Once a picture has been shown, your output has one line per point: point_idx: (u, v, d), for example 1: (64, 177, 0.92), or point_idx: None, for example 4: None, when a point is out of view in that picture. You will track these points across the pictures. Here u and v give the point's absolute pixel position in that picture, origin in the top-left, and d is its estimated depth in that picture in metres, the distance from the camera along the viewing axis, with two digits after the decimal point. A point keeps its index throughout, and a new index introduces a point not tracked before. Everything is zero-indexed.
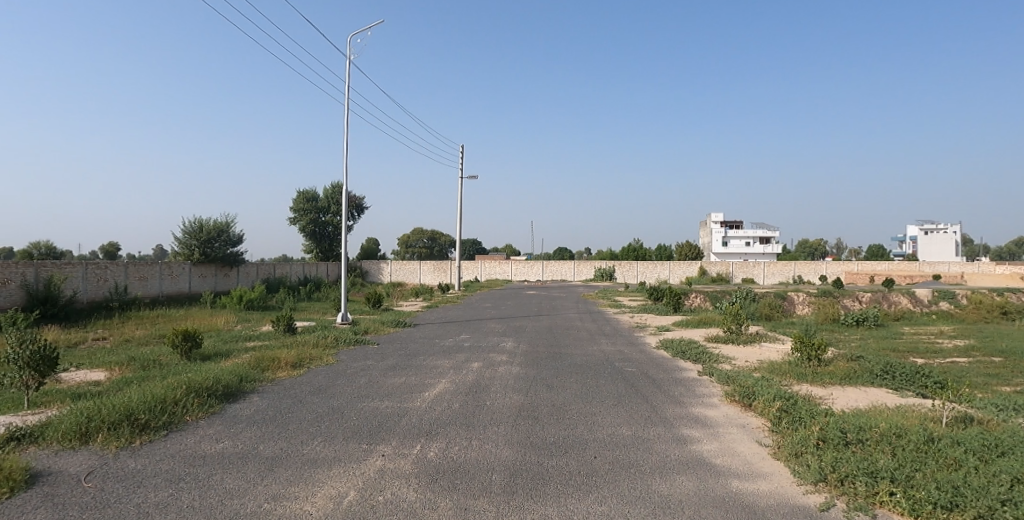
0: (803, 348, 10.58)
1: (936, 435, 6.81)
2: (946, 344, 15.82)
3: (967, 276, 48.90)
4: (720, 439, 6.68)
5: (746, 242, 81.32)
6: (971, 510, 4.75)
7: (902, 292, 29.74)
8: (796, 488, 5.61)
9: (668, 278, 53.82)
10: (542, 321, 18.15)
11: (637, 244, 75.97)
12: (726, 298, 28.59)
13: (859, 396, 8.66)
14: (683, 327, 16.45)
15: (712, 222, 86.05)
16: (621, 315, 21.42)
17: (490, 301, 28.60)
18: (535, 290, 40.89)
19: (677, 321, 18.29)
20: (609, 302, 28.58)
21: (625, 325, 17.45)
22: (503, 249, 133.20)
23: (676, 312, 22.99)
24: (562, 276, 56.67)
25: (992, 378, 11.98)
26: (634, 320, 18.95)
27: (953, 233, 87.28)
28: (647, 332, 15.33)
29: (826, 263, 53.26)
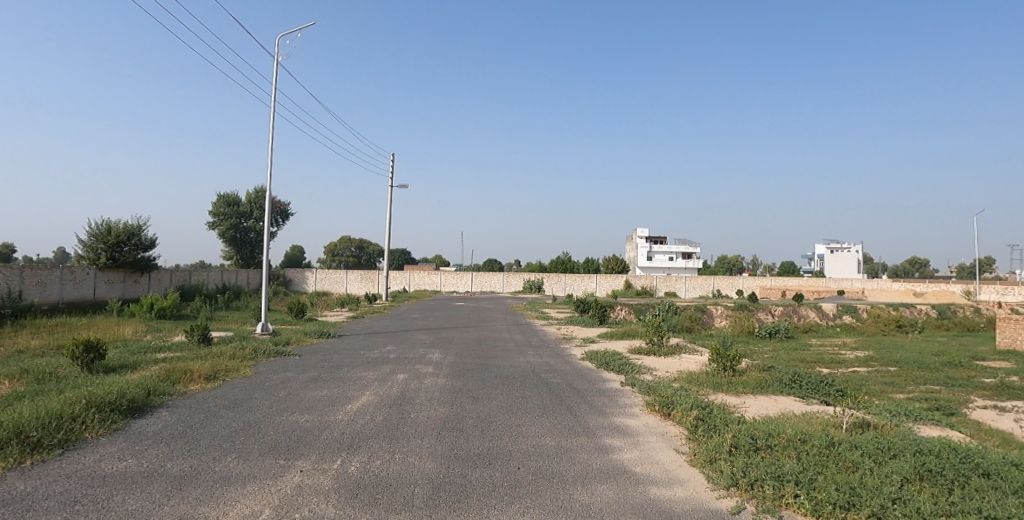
0: (719, 359, 11.08)
1: (836, 439, 7.33)
2: (848, 354, 17.00)
3: (868, 292, 52.83)
4: (640, 448, 6.87)
5: (669, 258, 84.32)
6: (866, 509, 5.21)
7: (811, 306, 31.70)
8: (710, 494, 5.85)
9: (594, 290, 54.81)
10: (471, 332, 18.11)
11: (565, 257, 77.34)
12: (648, 311, 29.43)
13: (769, 404, 9.11)
14: (608, 339, 16.84)
15: (637, 236, 88.46)
16: (548, 327, 21.74)
17: (417, 312, 28.26)
18: (464, 301, 40.91)
19: (601, 333, 18.67)
20: (537, 313, 28.84)
21: (551, 336, 17.67)
22: (433, 259, 132.35)
23: (602, 324, 23.55)
24: (491, 288, 56.91)
25: (887, 386, 13.01)
26: (560, 332, 19.26)
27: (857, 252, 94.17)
28: (573, 343, 15.60)
29: (743, 277, 56.03)
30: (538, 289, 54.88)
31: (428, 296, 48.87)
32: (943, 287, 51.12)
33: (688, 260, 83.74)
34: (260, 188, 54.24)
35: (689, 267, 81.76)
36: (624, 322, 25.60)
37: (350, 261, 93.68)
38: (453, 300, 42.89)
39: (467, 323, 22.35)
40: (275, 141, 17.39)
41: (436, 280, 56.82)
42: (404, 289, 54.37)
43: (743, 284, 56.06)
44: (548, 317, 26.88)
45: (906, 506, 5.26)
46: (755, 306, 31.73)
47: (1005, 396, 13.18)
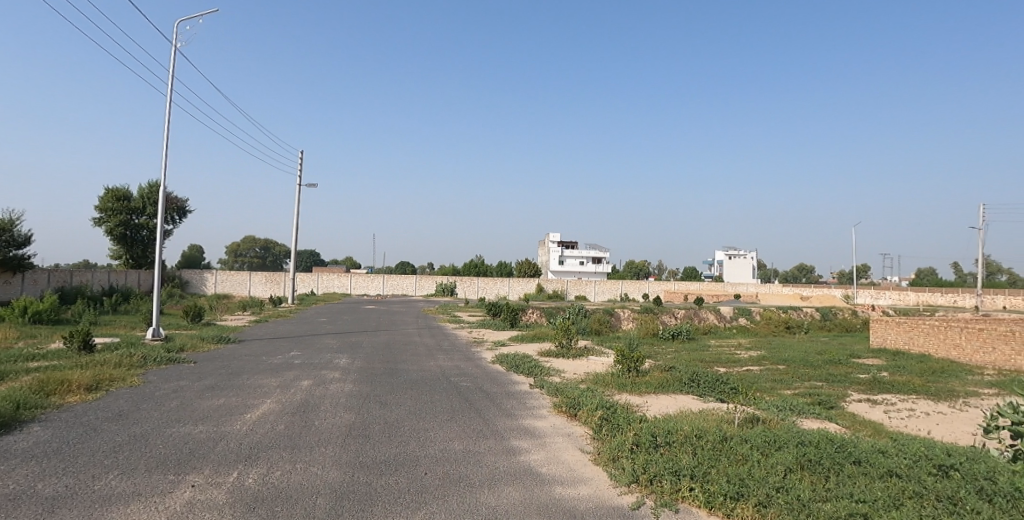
0: (624, 360, 11.51)
1: (729, 434, 7.82)
2: (743, 354, 18.18)
3: (761, 296, 56.81)
4: (547, 449, 7.02)
5: (580, 262, 86.61)
6: (753, 499, 5.61)
7: (710, 308, 33.63)
8: (612, 491, 6.07)
9: (508, 293, 55.32)
10: (381, 337, 17.78)
11: (478, 260, 77.61)
12: (559, 314, 30.08)
13: (669, 403, 9.58)
14: (519, 342, 17.08)
15: (550, 240, 90.18)
16: (460, 330, 21.74)
17: (326, 315, 27.37)
18: (375, 305, 40.08)
19: (512, 336, 18.90)
20: (449, 317, 28.73)
21: (463, 340, 17.69)
22: (344, 261, 128.77)
23: (514, 327, 23.87)
24: (403, 291, 56.15)
25: (776, 383, 14.05)
26: (472, 335, 19.30)
27: (751, 259, 100.93)
28: (484, 347, 15.68)
29: (650, 281, 58.64)
30: (452, 292, 54.67)
31: (338, 298, 47.46)
32: (824, 292, 55.96)
33: (598, 265, 86.41)
34: (154, 182, 50.55)
35: (599, 272, 84.35)
36: (535, 325, 26.01)
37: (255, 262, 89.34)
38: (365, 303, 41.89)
39: (377, 326, 21.90)
40: (170, 133, 16.29)
41: (346, 282, 55.26)
42: (312, 292, 52.49)
43: (649, 288, 58.67)
44: (460, 320, 26.82)
45: (788, 494, 5.71)
46: (659, 309, 33.24)
47: (875, 390, 14.60)
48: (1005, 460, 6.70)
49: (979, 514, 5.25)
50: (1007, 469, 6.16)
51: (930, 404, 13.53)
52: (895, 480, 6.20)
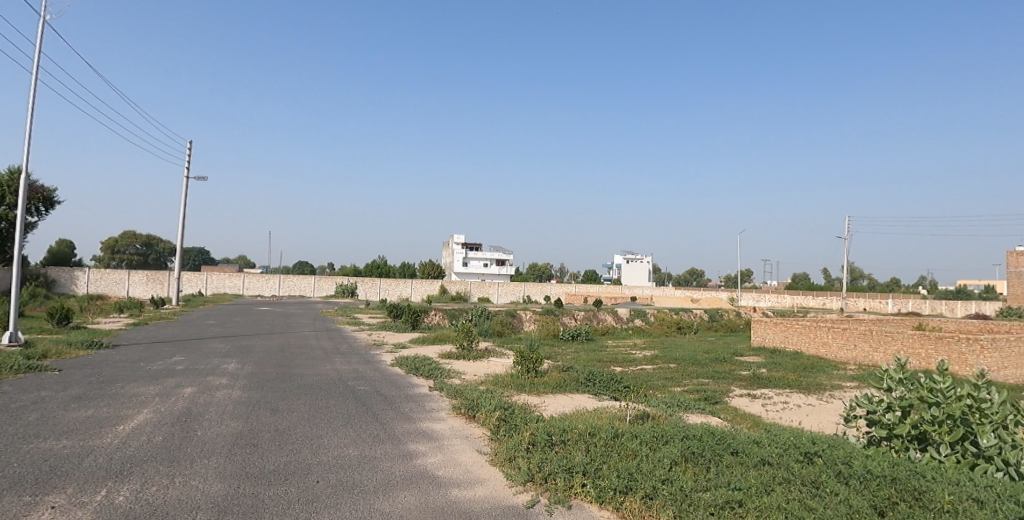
0: (523, 362, 11.75)
1: (620, 431, 8.21)
2: (637, 354, 19.11)
3: (655, 299, 59.89)
4: (444, 451, 7.05)
5: (484, 264, 87.08)
6: (640, 491, 5.94)
7: (608, 310, 35.00)
8: (507, 490, 6.19)
9: (411, 295, 54.51)
10: (274, 340, 17.00)
11: (381, 261, 76.01)
12: (463, 316, 30.10)
13: (566, 402, 9.91)
14: (421, 345, 16.95)
15: (454, 242, 89.94)
16: (359, 333, 21.21)
17: (214, 317, 25.74)
18: (270, 306, 38.19)
19: (413, 338, 18.71)
20: (349, 319, 27.94)
21: (362, 343, 17.30)
22: (237, 260, 121.59)
23: (415, 329, 23.66)
24: (300, 292, 54.12)
25: (667, 381, 14.91)
26: (372, 338, 18.91)
27: (647, 263, 106.00)
28: (384, 349, 15.43)
29: (552, 284, 60.11)
30: (353, 293, 53.16)
31: (229, 300, 44.75)
32: (711, 294, 59.82)
33: (502, 267, 87.28)
34: (14, 169, 45.29)
35: (502, 274, 85.21)
36: (437, 327, 25.87)
37: (134, 259, 82.35)
38: (258, 305, 39.73)
39: (270, 329, 20.91)
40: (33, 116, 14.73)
41: (238, 282, 52.35)
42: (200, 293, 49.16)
43: (551, 290, 60.16)
44: (361, 323, 26.16)
45: (672, 485, 6.10)
46: (560, 311, 34.14)
47: (755, 385, 15.83)
48: (859, 445, 7.51)
49: (837, 495, 5.87)
50: (860, 453, 6.91)
51: (801, 397, 14.87)
52: (766, 468, 6.78)
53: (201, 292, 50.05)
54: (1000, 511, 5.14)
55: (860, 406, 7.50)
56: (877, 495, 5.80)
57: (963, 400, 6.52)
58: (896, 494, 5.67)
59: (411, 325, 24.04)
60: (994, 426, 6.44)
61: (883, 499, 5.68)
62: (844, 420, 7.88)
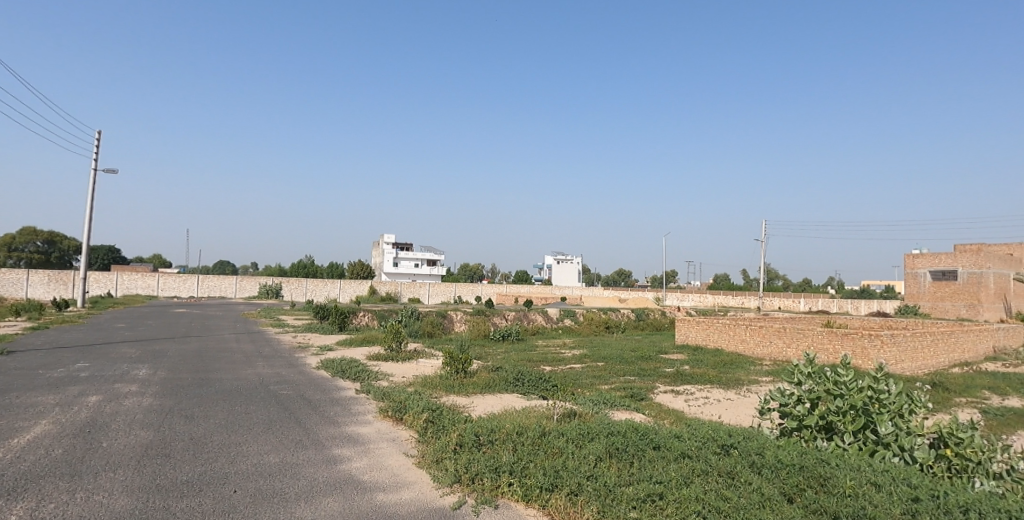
0: (451, 362, 11.76)
1: (547, 429, 8.38)
2: (566, 353, 19.51)
3: (584, 298, 61.20)
4: (370, 456, 6.98)
5: (415, 264, 86.11)
6: (565, 488, 6.11)
7: (538, 311, 35.46)
8: (434, 492, 6.21)
9: (338, 296, 53.07)
10: (191, 344, 16.20)
11: (308, 260, 73.73)
12: (393, 317, 29.71)
13: (494, 402, 10.01)
14: (348, 347, 16.63)
15: (385, 241, 88.50)
16: (283, 335, 20.54)
17: (124, 321, 24.20)
18: (186, 308, 36.28)
19: (340, 340, 18.29)
20: (272, 321, 26.98)
21: (286, 345, 16.77)
22: (150, 259, 114.56)
23: (342, 331, 23.19)
24: (221, 292, 51.87)
25: (595, 379, 15.32)
26: (297, 340, 18.37)
27: (577, 263, 108.09)
28: (309, 352, 15.02)
29: (483, 284, 60.31)
30: (278, 294, 51.27)
31: (141, 301, 42.17)
32: (637, 294, 61.62)
33: (433, 267, 86.58)
34: None
35: (434, 274, 84.52)
36: (365, 329, 25.37)
37: (33, 257, 76.11)
38: (174, 306, 37.66)
39: (186, 333, 19.88)
40: None
41: (152, 283, 49.46)
42: (109, 294, 46.05)
43: (482, 290, 60.36)
44: (285, 324, 25.28)
45: (597, 481, 6.30)
46: (491, 311, 34.29)
47: (678, 382, 16.49)
48: (772, 436, 8.00)
49: (750, 484, 6.26)
50: (772, 444, 7.37)
51: (720, 392, 15.63)
52: (685, 461, 7.11)
53: (110, 292, 46.90)
54: (895, 493, 5.68)
55: (774, 400, 7.98)
56: (786, 482, 6.22)
57: (864, 392, 7.06)
58: (803, 481, 6.11)
59: (339, 326, 23.48)
60: (892, 415, 7.02)
61: (791, 486, 6.11)
62: (759, 413, 8.35)
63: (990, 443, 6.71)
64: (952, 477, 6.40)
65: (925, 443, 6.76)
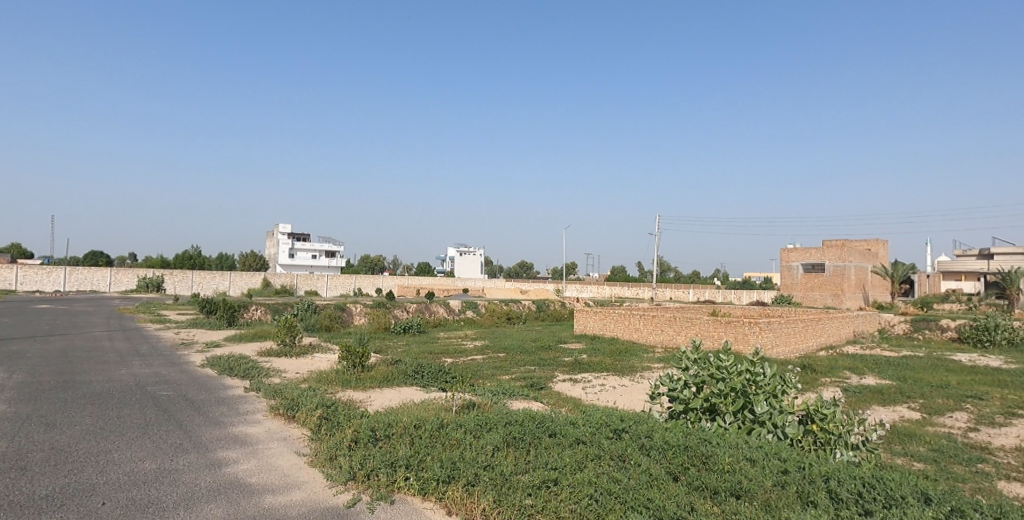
0: (348, 357, 11.57)
1: (445, 422, 8.47)
2: (467, 344, 19.69)
3: (486, 290, 61.74)
4: (259, 457, 6.77)
5: (312, 255, 82.86)
6: (462, 479, 6.23)
7: (440, 303, 35.35)
8: (326, 491, 6.13)
9: (227, 290, 49.86)
10: (54, 343, 14.72)
11: (194, 251, 68.88)
12: (287, 310, 28.49)
13: (392, 396, 9.97)
14: (237, 343, 15.81)
15: (280, 232, 84.37)
16: (164, 331, 19.15)
17: None
18: (50, 303, 32.80)
19: (228, 336, 17.33)
20: (151, 317, 25.03)
21: (167, 343, 15.66)
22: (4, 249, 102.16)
23: (231, 326, 21.97)
24: (92, 286, 47.42)
25: (495, 370, 15.61)
26: (179, 337, 17.19)
27: (481, 255, 108.69)
28: (194, 349, 14.15)
29: (383, 276, 59.20)
30: (159, 287, 47.54)
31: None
32: (538, 286, 62.91)
33: (332, 258, 83.73)
34: None
35: (333, 265, 81.74)
36: (258, 323, 24.20)
37: None
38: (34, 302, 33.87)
39: (49, 331, 18.05)
40: None
41: (8, 277, 44.55)
42: None
43: (383, 282, 59.26)
44: (166, 320, 23.50)
45: (493, 471, 6.48)
46: (391, 304, 33.71)
47: (576, 370, 17.14)
48: (660, 418, 8.54)
49: (639, 465, 6.69)
50: (660, 426, 7.87)
51: (616, 379, 16.44)
52: (579, 446, 7.45)
53: None
54: (767, 466, 6.30)
55: (664, 384, 8.52)
56: (672, 462, 6.69)
57: (743, 374, 7.69)
58: (687, 460, 6.62)
59: (227, 322, 22.19)
60: (766, 395, 7.70)
61: (677, 465, 6.59)
62: (650, 397, 8.85)
63: (847, 417, 7.62)
64: (817, 449, 7.20)
65: (795, 420, 7.52)
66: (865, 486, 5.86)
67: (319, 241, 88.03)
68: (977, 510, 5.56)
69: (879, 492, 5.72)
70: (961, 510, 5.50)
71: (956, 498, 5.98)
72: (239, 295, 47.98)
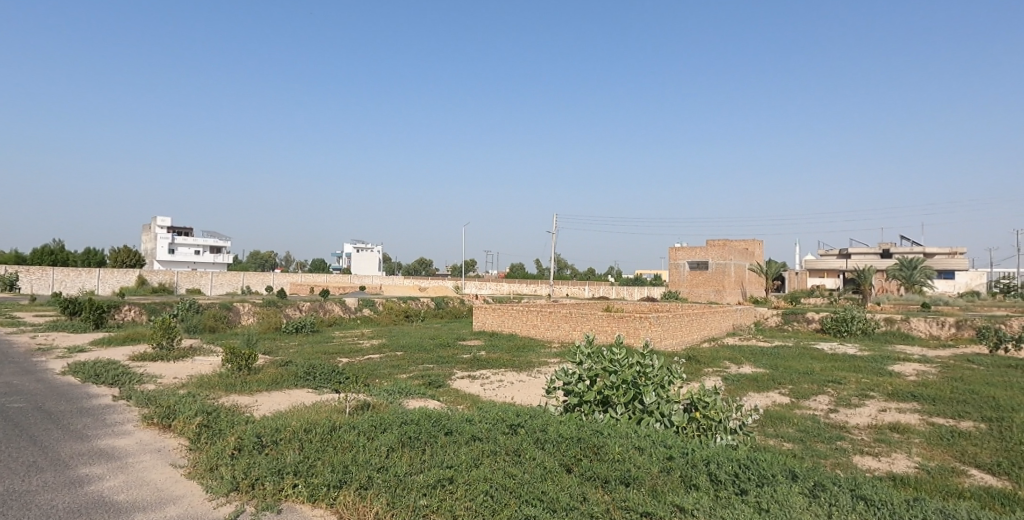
0: (233, 359, 11.00)
1: (338, 425, 8.28)
2: (364, 344, 19.30)
3: (385, 288, 60.61)
4: (128, 471, 6.34)
5: (195, 251, 77.20)
6: (354, 483, 6.16)
7: (335, 301, 34.28)
8: (206, 504, 5.86)
9: (95, 289, 45.16)
10: None
11: (53, 245, 61.84)
12: (165, 311, 26.41)
13: (281, 399, 9.62)
14: (104, 347, 14.48)
15: (157, 224, 77.86)
16: (15, 336, 17.12)
17: None
18: None
19: (94, 340, 15.81)
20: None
21: (19, 348, 14.05)
22: None
23: (98, 329, 20.04)
24: None
25: (393, 369, 15.46)
26: (35, 342, 15.47)
27: (380, 251, 106.26)
28: (53, 355, 12.82)
29: (274, 274, 56.46)
30: (10, 285, 42.29)
31: None
32: (438, 283, 62.58)
33: (218, 254, 78.48)
34: None
35: (218, 260, 76.56)
36: (130, 325, 22.25)
37: None
38: None
39: None
40: None
41: None
42: None
43: (274, 280, 56.50)
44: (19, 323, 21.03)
45: (387, 472, 6.46)
46: (282, 302, 32.18)
47: (474, 367, 17.32)
48: (555, 412, 8.85)
49: (534, 460, 6.93)
50: (555, 420, 8.16)
51: (513, 375, 16.80)
52: (475, 444, 7.57)
53: None
54: (653, 454, 6.74)
55: (559, 379, 8.85)
56: (566, 454, 7.00)
57: (633, 367, 8.17)
58: (580, 452, 6.94)
59: (93, 324, 20.23)
60: (655, 386, 8.23)
61: (569, 457, 6.90)
62: (546, 392, 9.14)
63: (726, 404, 8.32)
64: (700, 435, 7.81)
65: (680, 409, 8.09)
66: (740, 468, 6.44)
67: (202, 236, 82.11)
68: (835, 483, 6.32)
69: (753, 472, 6.33)
70: (822, 485, 6.24)
71: (818, 473, 6.74)
72: (108, 294, 43.69)
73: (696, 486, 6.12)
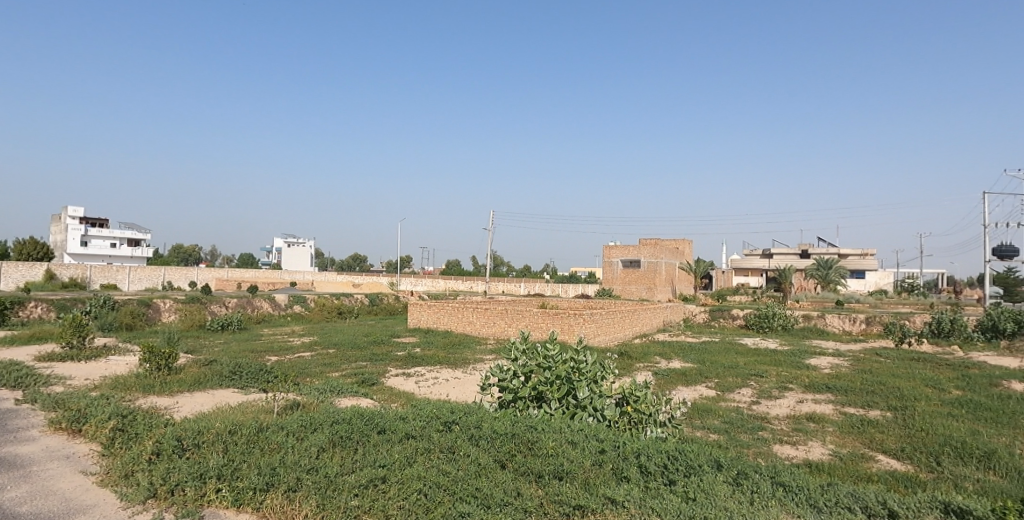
0: (151, 359, 10.47)
1: (265, 426, 8.05)
2: (294, 341, 18.78)
3: (317, 285, 59.11)
4: (31, 481, 5.97)
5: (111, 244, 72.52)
6: (282, 486, 6.02)
7: (264, 298, 33.13)
8: (120, 514, 5.60)
9: None
10: None
11: None
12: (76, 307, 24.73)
13: (204, 400, 9.24)
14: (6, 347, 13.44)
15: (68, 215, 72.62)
16: None
17: None
18: None
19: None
20: None
21: None
22: None
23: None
24: None
25: (325, 367, 15.15)
26: None
27: (312, 246, 103.24)
28: None
29: (198, 269, 54.00)
30: None
31: None
32: (373, 280, 61.45)
33: (136, 248, 74.02)
34: None
35: (137, 254, 72.20)
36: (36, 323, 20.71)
37: None
38: None
39: None
40: None
41: None
42: None
43: (197, 276, 54.21)
44: None
45: (317, 474, 6.34)
46: (207, 298, 30.78)
47: (409, 364, 17.20)
48: (490, 408, 8.94)
49: (468, 456, 6.99)
50: (489, 417, 8.24)
51: (448, 372, 16.80)
52: (409, 442, 7.54)
53: None
54: (586, 447, 6.93)
55: (494, 375, 8.94)
56: (500, 450, 7.10)
57: (566, 363, 8.36)
58: (514, 447, 7.06)
59: None
60: (588, 381, 8.44)
61: (504, 453, 7.01)
62: (481, 389, 9.21)
63: (656, 398, 8.66)
64: (631, 428, 8.09)
65: (612, 403, 8.35)
66: (668, 458, 6.74)
67: (119, 228, 77.20)
68: (756, 471, 6.73)
69: (681, 463, 6.64)
70: (744, 473, 6.63)
71: (741, 462, 7.14)
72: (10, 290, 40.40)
73: (626, 478, 6.36)
